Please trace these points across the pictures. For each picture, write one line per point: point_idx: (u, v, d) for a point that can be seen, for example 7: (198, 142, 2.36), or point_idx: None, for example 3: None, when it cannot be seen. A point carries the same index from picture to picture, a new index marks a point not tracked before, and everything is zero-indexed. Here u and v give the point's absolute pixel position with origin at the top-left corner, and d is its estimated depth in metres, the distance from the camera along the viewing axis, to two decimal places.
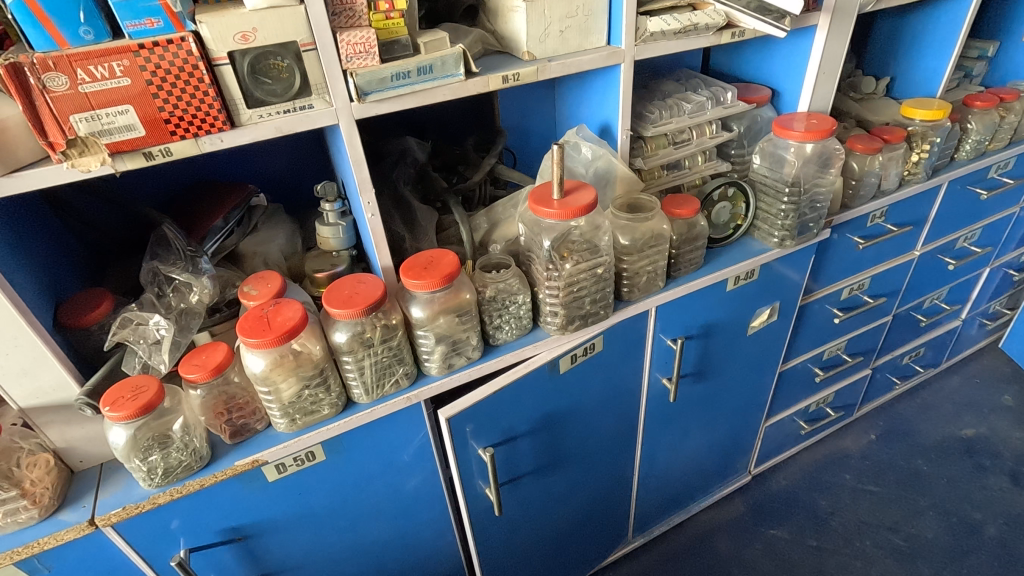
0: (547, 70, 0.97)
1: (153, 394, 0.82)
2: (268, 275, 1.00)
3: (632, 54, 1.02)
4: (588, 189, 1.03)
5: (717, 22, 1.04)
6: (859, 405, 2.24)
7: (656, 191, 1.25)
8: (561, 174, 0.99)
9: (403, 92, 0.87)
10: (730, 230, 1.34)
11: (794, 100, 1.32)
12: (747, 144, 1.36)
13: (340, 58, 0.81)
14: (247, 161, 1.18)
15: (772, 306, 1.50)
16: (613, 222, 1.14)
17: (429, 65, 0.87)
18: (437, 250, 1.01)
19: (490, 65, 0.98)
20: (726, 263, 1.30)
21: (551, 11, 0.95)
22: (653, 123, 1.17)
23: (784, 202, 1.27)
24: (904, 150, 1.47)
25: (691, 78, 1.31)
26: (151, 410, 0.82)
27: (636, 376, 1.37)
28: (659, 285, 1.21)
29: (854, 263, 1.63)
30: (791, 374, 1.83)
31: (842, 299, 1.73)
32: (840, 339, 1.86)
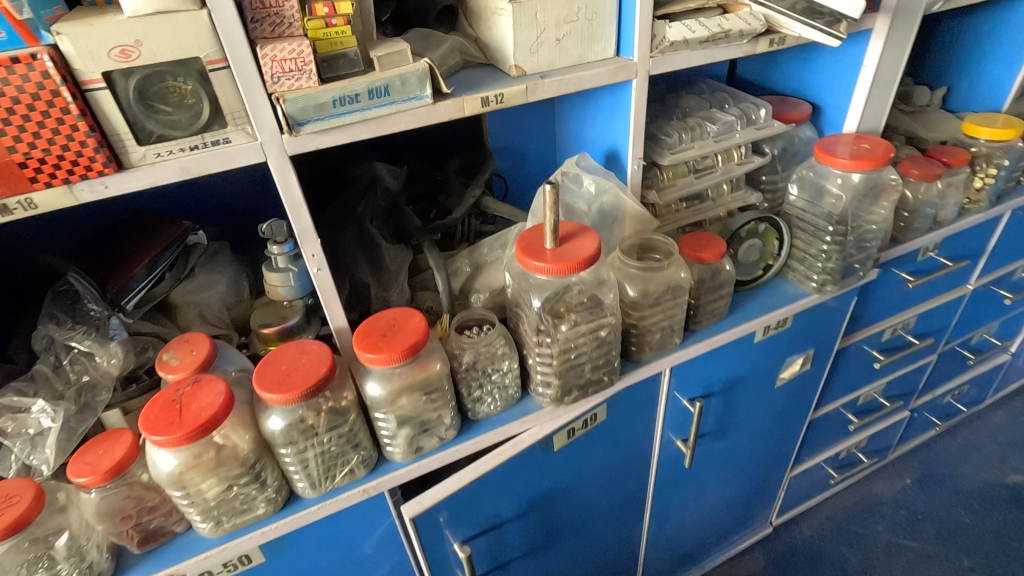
0: (540, 89, 0.77)
1: (27, 507, 0.65)
2: (194, 338, 0.82)
3: (648, 67, 0.82)
4: (591, 235, 0.83)
5: (754, 28, 0.83)
6: (893, 448, 2.02)
7: (673, 228, 1.04)
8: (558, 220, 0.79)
9: (352, 120, 0.67)
10: (759, 271, 1.14)
11: (838, 117, 1.11)
12: (781, 169, 1.15)
13: (264, 79, 0.62)
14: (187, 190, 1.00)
15: (805, 354, 1.30)
16: (620, 269, 0.94)
17: (384, 86, 0.67)
18: (402, 309, 0.82)
19: (468, 82, 0.78)
20: (755, 312, 1.10)
21: (544, 15, 0.76)
22: (670, 149, 0.97)
23: (826, 242, 1.06)
24: (966, 175, 1.25)
25: (716, 92, 1.10)
26: (24, 528, 0.65)
27: (646, 440, 1.17)
28: (674, 343, 1.01)
29: (900, 302, 1.42)
30: (822, 421, 1.62)
31: (884, 340, 1.51)
32: (878, 382, 1.65)
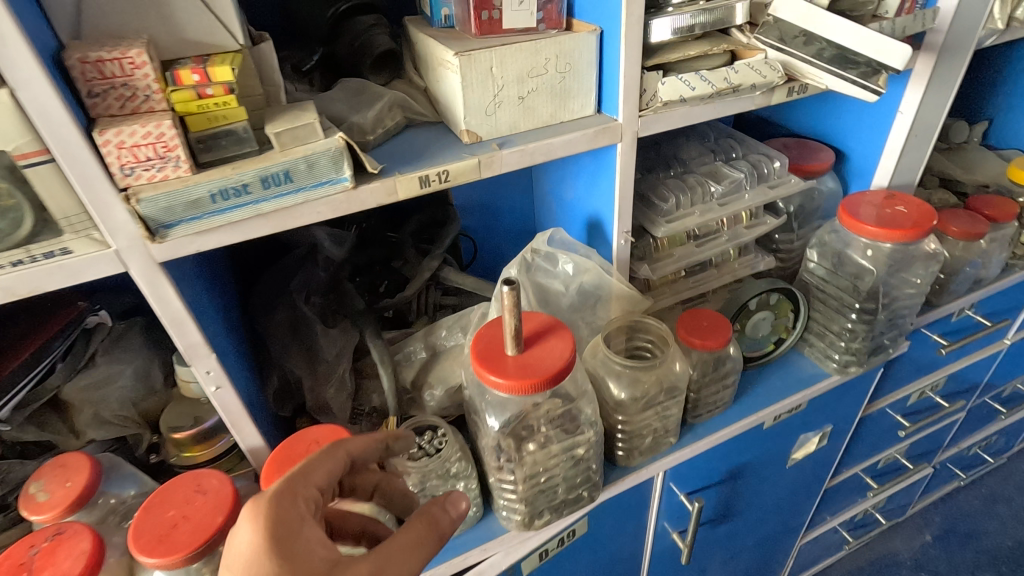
0: (497, 162, 0.60)
1: None
2: (72, 458, 0.66)
3: (636, 129, 0.66)
4: (564, 335, 0.67)
5: (770, 80, 0.66)
6: (913, 503, 1.85)
7: (670, 302, 0.88)
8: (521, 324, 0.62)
9: (241, 217, 0.52)
10: (771, 345, 0.97)
11: (867, 169, 0.94)
12: (798, 227, 0.98)
13: (110, 172, 0.46)
14: None
15: (822, 431, 1.13)
16: (605, 362, 0.78)
17: (285, 172, 0.51)
18: (330, 427, 0.67)
19: (406, 152, 0.62)
20: (765, 397, 0.93)
21: (503, 69, 0.59)
22: (666, 215, 0.80)
23: (850, 319, 0.89)
24: (1014, 230, 1.08)
25: (722, 139, 0.95)
26: None
27: (637, 538, 1.01)
28: (669, 442, 0.85)
29: (929, 364, 1.25)
30: (838, 487, 1.45)
31: (909, 404, 1.35)
32: (901, 444, 1.48)
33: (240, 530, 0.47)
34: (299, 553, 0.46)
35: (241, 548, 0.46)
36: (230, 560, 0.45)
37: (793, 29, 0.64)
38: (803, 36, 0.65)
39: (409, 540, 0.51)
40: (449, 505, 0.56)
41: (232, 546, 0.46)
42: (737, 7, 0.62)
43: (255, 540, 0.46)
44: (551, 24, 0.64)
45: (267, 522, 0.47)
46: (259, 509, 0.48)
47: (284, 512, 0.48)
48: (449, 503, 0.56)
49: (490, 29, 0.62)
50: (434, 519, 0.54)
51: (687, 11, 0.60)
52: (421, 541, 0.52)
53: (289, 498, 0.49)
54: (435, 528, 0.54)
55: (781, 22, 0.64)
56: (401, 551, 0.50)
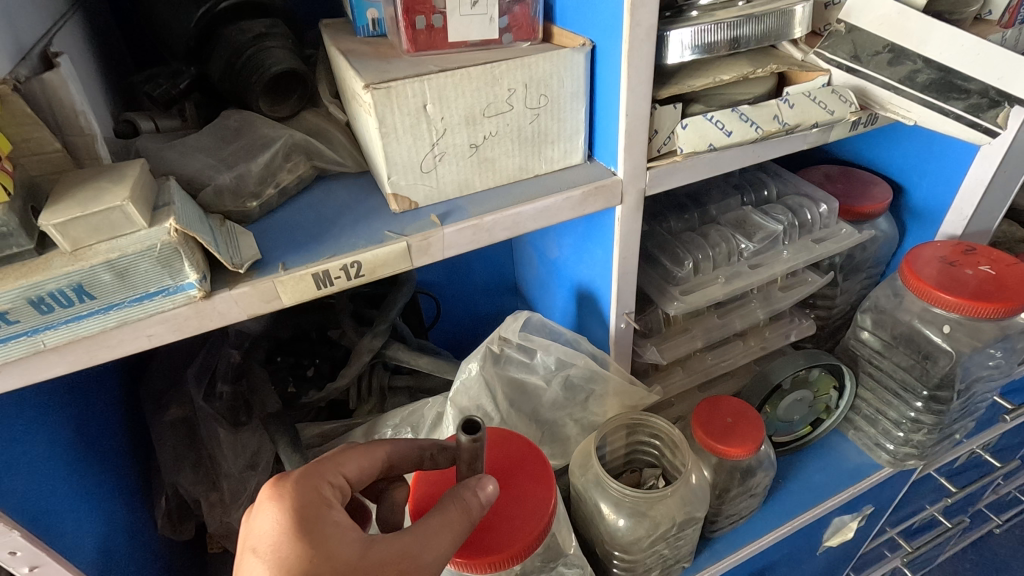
0: (436, 243, 0.41)
1: None
2: None
3: (642, 185, 0.46)
4: (540, 475, 0.47)
5: (839, 117, 0.46)
6: (943, 552, 1.66)
7: (684, 387, 0.69)
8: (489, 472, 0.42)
9: (12, 355, 0.32)
10: (806, 427, 0.77)
11: (934, 212, 0.73)
12: (844, 280, 0.78)
13: None
14: None
15: (862, 514, 0.94)
16: (600, 484, 0.58)
17: (81, 283, 0.32)
18: None
19: (305, 225, 0.42)
20: (806, 498, 0.73)
21: (443, 107, 0.39)
22: (681, 282, 0.61)
23: (912, 407, 0.71)
24: None
25: (751, 171, 0.75)
26: None
27: None
28: (682, 568, 0.66)
29: (985, 425, 1.06)
30: (867, 553, 1.27)
31: (956, 464, 1.15)
32: (940, 504, 1.29)
33: (259, 513, 0.35)
34: (324, 542, 0.33)
35: (261, 533, 0.34)
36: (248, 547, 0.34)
37: (876, 42, 0.46)
38: (889, 51, 0.46)
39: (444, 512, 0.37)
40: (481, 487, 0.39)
41: (251, 532, 0.34)
42: (797, 10, 0.43)
43: (277, 521, 0.34)
44: (520, 33, 0.44)
45: (291, 504, 0.35)
46: (280, 489, 0.36)
47: (311, 491, 0.36)
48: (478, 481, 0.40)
49: (429, 43, 0.42)
50: (466, 509, 0.38)
51: (721, 20, 0.40)
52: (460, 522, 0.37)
53: (316, 476, 0.37)
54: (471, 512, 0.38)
55: (856, 31, 0.46)
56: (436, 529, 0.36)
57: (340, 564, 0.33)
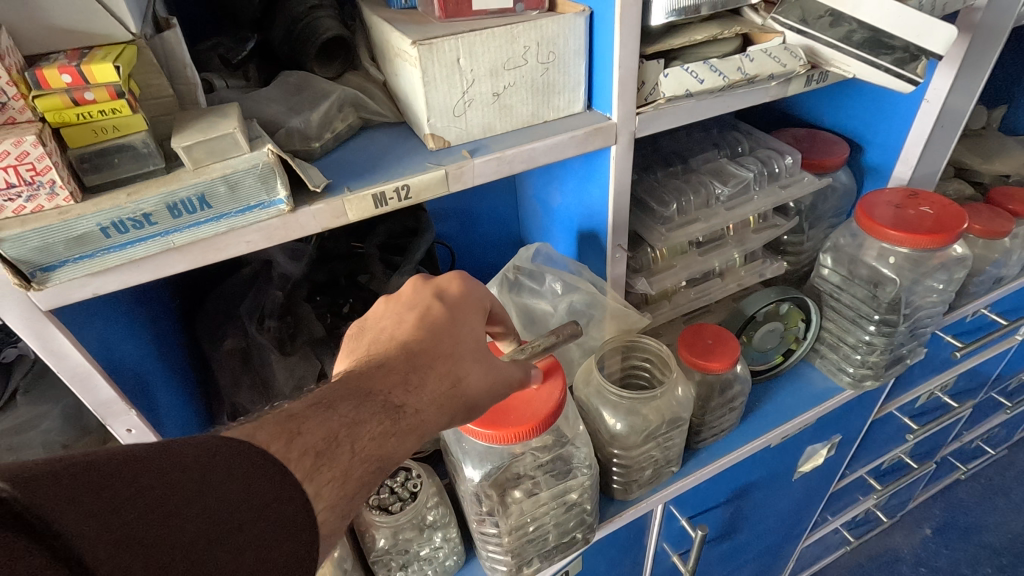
0: (467, 173, 0.51)
1: None
2: None
3: (632, 128, 0.56)
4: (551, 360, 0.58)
5: (790, 69, 0.56)
6: (914, 497, 1.79)
7: (670, 317, 0.79)
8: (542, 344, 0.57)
9: (147, 252, 0.41)
10: (779, 357, 0.87)
11: (885, 164, 0.84)
12: (808, 228, 0.90)
13: None
14: None
15: (832, 442, 1.05)
16: (599, 393, 0.69)
17: (203, 194, 0.41)
18: None
19: (357, 163, 0.52)
20: (777, 415, 0.84)
21: (472, 61, 0.49)
22: (666, 222, 0.71)
23: (868, 331, 0.82)
24: None
25: (727, 131, 0.85)
26: None
27: (635, 563, 0.93)
28: (671, 471, 0.77)
29: (942, 365, 1.17)
30: (842, 490, 1.39)
31: (919, 404, 1.27)
32: (907, 444, 1.41)
33: (442, 278, 0.52)
34: (475, 321, 0.49)
35: (441, 289, 0.50)
36: (429, 293, 0.50)
37: (819, 8, 0.55)
38: (830, 15, 0.55)
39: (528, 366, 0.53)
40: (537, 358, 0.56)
41: (435, 284, 0.51)
42: None
43: (453, 289, 0.51)
44: (530, 3, 0.52)
45: (467, 289, 0.51)
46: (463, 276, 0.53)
47: (478, 288, 0.52)
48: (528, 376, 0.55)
49: (457, 10, 0.51)
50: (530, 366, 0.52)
51: None
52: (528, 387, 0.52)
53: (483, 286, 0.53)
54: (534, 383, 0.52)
55: None
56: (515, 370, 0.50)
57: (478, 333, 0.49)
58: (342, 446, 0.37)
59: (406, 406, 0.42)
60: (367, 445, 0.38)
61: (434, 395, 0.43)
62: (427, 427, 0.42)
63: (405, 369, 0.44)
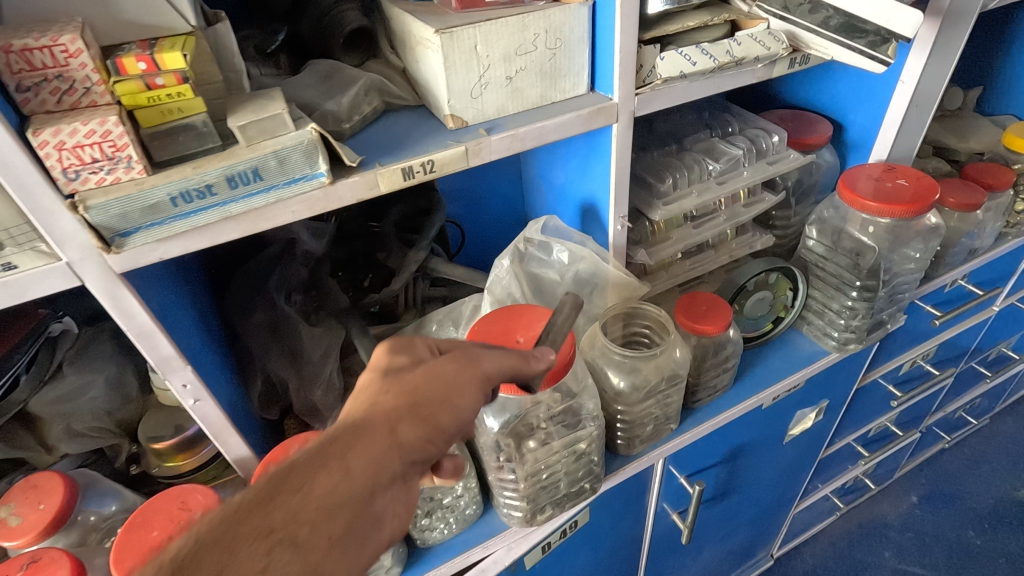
0: (485, 149, 0.56)
1: None
2: (42, 478, 0.63)
3: (632, 108, 0.62)
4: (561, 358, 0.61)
5: (774, 52, 0.62)
6: (901, 466, 1.87)
7: (666, 287, 0.85)
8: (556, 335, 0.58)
9: (207, 220, 0.47)
10: (769, 324, 0.94)
11: (865, 142, 0.90)
12: (795, 203, 0.96)
13: (51, 175, 0.41)
14: None
15: (820, 406, 1.12)
16: (602, 354, 0.75)
17: (255, 168, 0.46)
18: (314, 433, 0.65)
19: (384, 141, 0.57)
20: (768, 377, 0.91)
21: (488, 47, 0.54)
22: (663, 197, 0.77)
23: (851, 297, 0.88)
24: (1009, 197, 1.06)
25: (718, 113, 0.90)
26: None
27: (638, 519, 1.00)
28: (670, 429, 0.83)
29: (925, 333, 1.24)
30: (831, 456, 1.46)
31: (902, 373, 1.34)
32: (893, 412, 1.48)
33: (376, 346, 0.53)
34: (399, 361, 0.49)
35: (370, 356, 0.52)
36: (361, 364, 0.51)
37: None
38: (809, 3, 0.62)
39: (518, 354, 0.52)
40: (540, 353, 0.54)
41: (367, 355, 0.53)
42: None
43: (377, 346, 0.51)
44: None
45: (391, 340, 0.52)
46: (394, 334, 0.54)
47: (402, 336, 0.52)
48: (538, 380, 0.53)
49: (472, 2, 0.57)
50: (524, 356, 0.52)
51: None
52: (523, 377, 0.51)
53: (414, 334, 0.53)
54: (523, 376, 0.52)
55: None
56: (507, 365, 0.50)
57: (397, 371, 0.48)
58: (215, 541, 0.37)
59: (312, 469, 0.41)
60: (257, 526, 0.38)
61: (347, 445, 0.43)
62: (343, 483, 0.41)
63: (335, 434, 0.44)
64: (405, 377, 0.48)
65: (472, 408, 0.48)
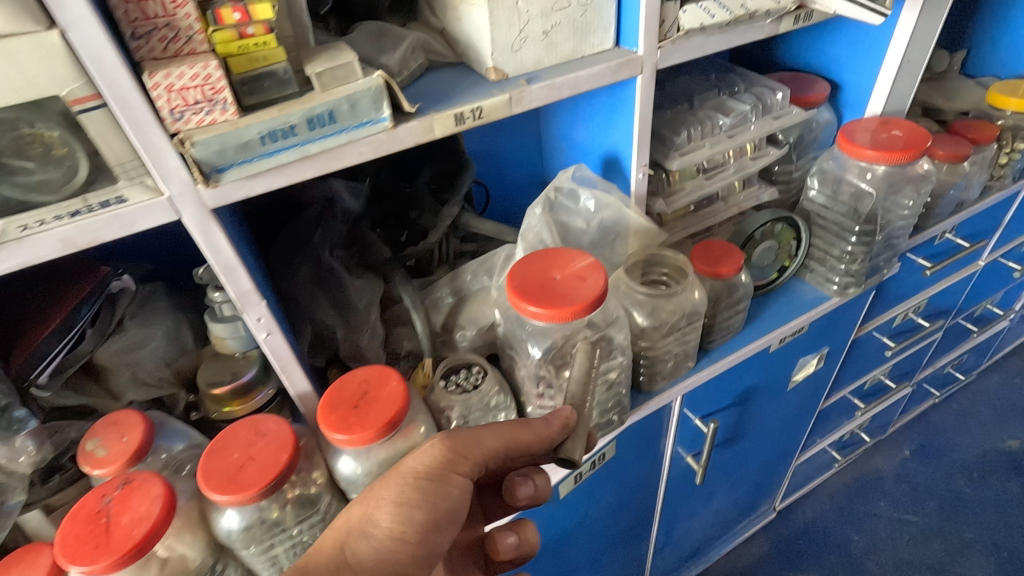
0: (526, 97, 0.62)
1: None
2: (122, 416, 0.69)
3: (655, 61, 0.67)
4: (583, 417, 0.64)
5: (783, 6, 0.68)
6: (894, 421, 1.97)
7: (681, 237, 0.92)
8: (576, 393, 0.65)
9: (288, 159, 0.52)
10: (775, 273, 1.00)
11: (861, 99, 0.96)
12: (797, 159, 1.03)
13: (159, 116, 0.46)
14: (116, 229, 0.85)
15: (821, 353, 1.19)
16: (627, 295, 0.81)
17: (329, 111, 0.52)
18: (379, 367, 0.69)
19: (433, 93, 0.62)
20: (774, 320, 0.97)
21: (528, 3, 0.60)
22: (679, 150, 0.83)
23: (850, 242, 0.95)
24: (993, 151, 1.13)
25: (724, 74, 0.96)
26: None
27: (655, 460, 1.07)
28: (687, 367, 0.90)
29: (917, 285, 1.32)
30: (830, 408, 1.55)
31: (895, 325, 1.42)
32: (887, 365, 1.57)
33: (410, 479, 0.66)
34: (400, 476, 0.61)
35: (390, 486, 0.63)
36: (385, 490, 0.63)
37: None
38: None
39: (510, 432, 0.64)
40: (550, 414, 0.65)
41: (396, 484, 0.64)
42: None
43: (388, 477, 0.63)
44: None
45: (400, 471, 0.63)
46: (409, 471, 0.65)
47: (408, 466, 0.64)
48: (565, 442, 0.63)
49: None
50: (520, 428, 0.64)
51: None
52: (520, 449, 0.64)
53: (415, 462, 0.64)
54: (524, 441, 0.64)
55: None
56: (501, 441, 0.63)
57: (396, 480, 0.60)
58: None
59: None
60: None
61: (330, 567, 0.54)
62: None
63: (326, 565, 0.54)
64: (399, 482, 0.60)
65: (448, 502, 0.59)
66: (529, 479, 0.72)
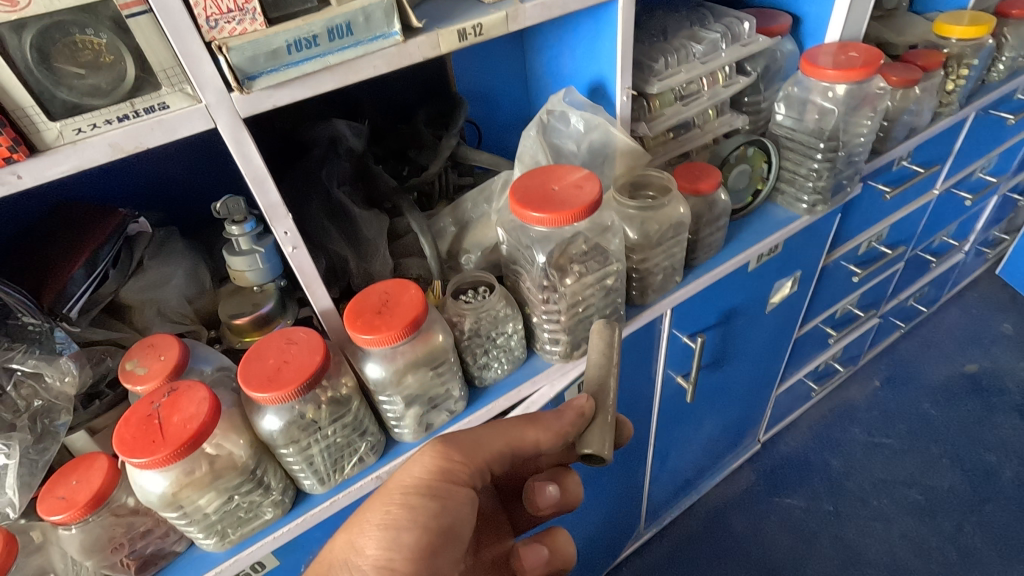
0: (521, 16, 0.67)
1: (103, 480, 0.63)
2: (158, 340, 0.73)
3: None
4: (602, 408, 0.70)
5: None
6: (864, 353, 2.10)
7: (663, 162, 0.99)
8: (594, 387, 0.72)
9: (312, 69, 0.57)
10: (750, 197, 1.08)
11: (820, 29, 1.04)
12: (764, 89, 1.11)
13: (196, 24, 0.50)
14: (128, 178, 0.89)
15: (793, 276, 1.28)
16: (617, 211, 0.88)
17: (347, 23, 0.57)
18: (395, 281, 0.74)
19: (435, 15, 0.67)
20: (752, 239, 1.05)
21: None
22: (658, 76, 0.90)
23: (816, 160, 1.03)
24: (940, 77, 1.23)
25: (694, 9, 1.03)
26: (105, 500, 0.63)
27: (649, 379, 1.15)
28: (675, 282, 0.97)
29: (878, 211, 1.42)
30: (804, 337, 1.66)
31: (860, 254, 1.53)
32: (855, 294, 1.68)
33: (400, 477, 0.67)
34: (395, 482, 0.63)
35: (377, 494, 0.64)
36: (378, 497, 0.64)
37: None
38: None
39: (510, 437, 0.69)
40: (563, 409, 0.71)
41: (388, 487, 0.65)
42: None
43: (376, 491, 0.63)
44: None
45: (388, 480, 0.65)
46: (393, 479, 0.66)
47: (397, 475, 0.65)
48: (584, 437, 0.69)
49: None
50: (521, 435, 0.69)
51: None
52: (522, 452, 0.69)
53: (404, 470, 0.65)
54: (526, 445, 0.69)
55: None
56: (505, 447, 0.68)
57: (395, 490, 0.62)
58: None
59: None
60: None
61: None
62: None
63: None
64: (398, 495, 0.62)
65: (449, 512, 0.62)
66: (549, 490, 0.72)
